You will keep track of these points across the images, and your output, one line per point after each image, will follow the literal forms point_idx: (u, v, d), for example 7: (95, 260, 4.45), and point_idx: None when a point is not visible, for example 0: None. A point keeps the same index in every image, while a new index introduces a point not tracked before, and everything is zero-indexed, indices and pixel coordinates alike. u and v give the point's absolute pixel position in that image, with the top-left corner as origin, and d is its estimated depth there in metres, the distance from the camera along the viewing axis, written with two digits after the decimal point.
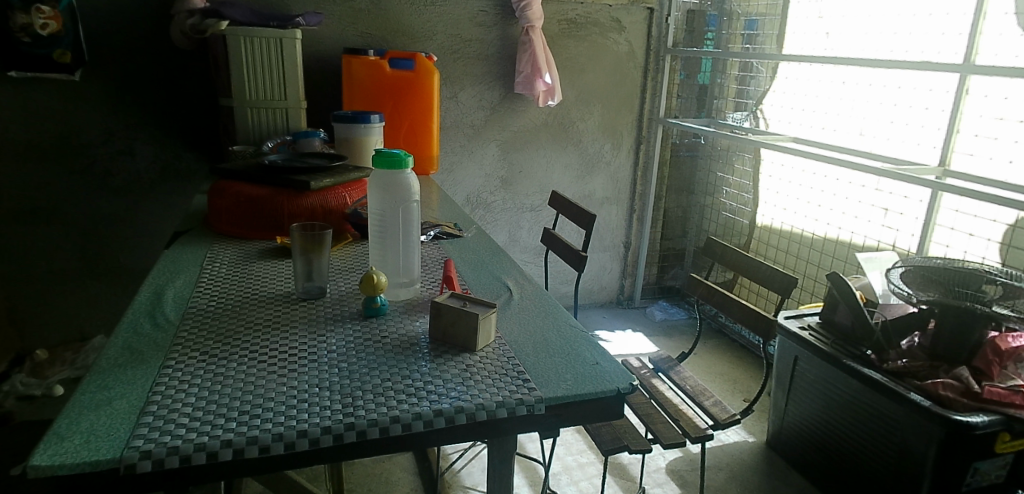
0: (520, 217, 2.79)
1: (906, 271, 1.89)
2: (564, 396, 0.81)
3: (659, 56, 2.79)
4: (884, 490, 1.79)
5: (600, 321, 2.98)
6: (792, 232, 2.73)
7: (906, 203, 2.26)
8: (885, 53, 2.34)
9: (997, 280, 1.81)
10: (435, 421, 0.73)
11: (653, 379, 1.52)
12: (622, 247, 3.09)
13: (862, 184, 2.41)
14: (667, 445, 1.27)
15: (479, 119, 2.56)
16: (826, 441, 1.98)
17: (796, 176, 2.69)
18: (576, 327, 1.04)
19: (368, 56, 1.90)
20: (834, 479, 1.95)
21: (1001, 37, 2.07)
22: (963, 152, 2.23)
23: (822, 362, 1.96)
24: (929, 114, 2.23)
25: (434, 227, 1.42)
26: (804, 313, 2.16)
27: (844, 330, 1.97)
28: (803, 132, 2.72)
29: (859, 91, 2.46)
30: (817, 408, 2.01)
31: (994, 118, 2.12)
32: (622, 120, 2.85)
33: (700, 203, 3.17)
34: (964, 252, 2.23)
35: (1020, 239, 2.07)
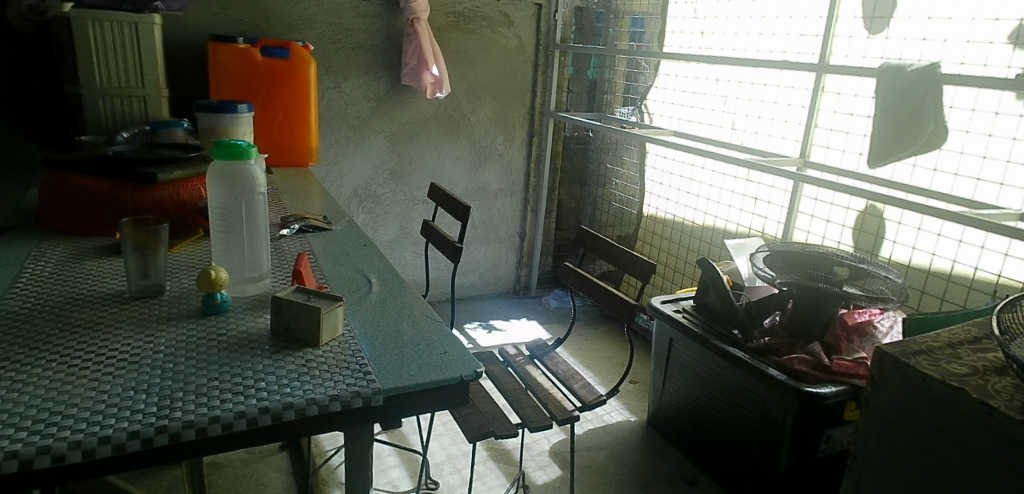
0: (411, 210, 2.77)
1: (769, 256, 2.03)
2: (403, 386, 0.82)
3: (548, 52, 2.84)
4: (748, 459, 1.92)
5: (496, 311, 3.01)
6: (674, 221, 2.87)
7: (772, 192, 2.43)
8: (753, 52, 2.49)
9: (846, 263, 1.97)
10: (260, 419, 0.71)
11: (527, 365, 1.57)
12: (517, 238, 3.14)
13: (734, 175, 2.57)
14: (534, 428, 1.31)
15: (365, 110, 2.51)
16: (698, 417, 2.10)
17: (677, 167, 2.83)
18: (431, 318, 1.05)
19: (237, 44, 1.83)
20: (707, 451, 2.07)
21: (851, 39, 2.24)
22: (821, 144, 2.41)
23: (694, 343, 2.08)
24: (791, 110, 2.40)
25: (299, 220, 1.39)
26: (680, 297, 2.28)
27: (714, 312, 2.09)
28: (682, 126, 2.86)
29: (730, 87, 2.61)
30: (690, 387, 2.12)
31: (845, 114, 2.30)
32: (514, 113, 2.88)
33: (593, 194, 3.27)
34: (822, 237, 2.43)
35: (868, 225, 2.27)
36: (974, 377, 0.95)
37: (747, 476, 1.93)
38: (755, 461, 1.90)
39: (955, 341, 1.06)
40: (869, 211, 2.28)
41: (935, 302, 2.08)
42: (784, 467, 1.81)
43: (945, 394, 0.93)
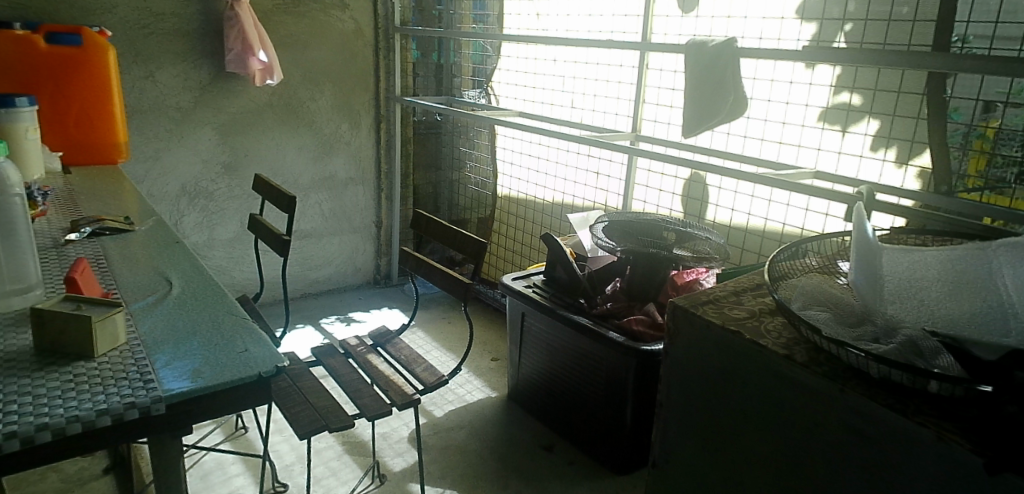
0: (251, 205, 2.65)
1: (608, 226, 2.13)
2: (189, 390, 0.78)
3: (389, 35, 2.80)
4: (597, 417, 2.03)
5: (356, 302, 2.96)
6: (527, 200, 2.95)
7: (611, 166, 2.57)
8: (585, 32, 2.59)
9: (673, 227, 2.12)
10: (5, 445, 0.66)
11: (368, 354, 1.55)
12: (374, 228, 3.08)
13: (577, 152, 2.69)
14: (371, 417, 1.29)
15: (185, 101, 2.39)
16: (551, 384, 2.18)
17: (525, 147, 2.90)
18: (238, 316, 1.00)
19: (15, 32, 1.73)
20: (562, 416, 2.16)
21: (668, 18, 2.39)
22: (649, 119, 2.55)
23: (543, 315, 2.15)
24: (622, 87, 2.53)
25: (93, 222, 1.27)
26: (531, 273, 2.35)
27: (560, 284, 2.17)
28: (527, 106, 2.93)
29: (567, 67, 2.71)
30: (542, 358, 2.20)
31: (668, 89, 2.44)
32: (358, 99, 2.82)
33: (449, 179, 3.28)
34: (656, 206, 2.59)
35: (694, 191, 2.46)
36: (749, 319, 1.07)
37: (598, 435, 2.04)
38: (603, 419, 2.01)
39: (738, 289, 1.19)
40: (694, 179, 2.46)
41: (753, 257, 2.30)
42: (630, 421, 1.94)
43: (726, 337, 1.03)
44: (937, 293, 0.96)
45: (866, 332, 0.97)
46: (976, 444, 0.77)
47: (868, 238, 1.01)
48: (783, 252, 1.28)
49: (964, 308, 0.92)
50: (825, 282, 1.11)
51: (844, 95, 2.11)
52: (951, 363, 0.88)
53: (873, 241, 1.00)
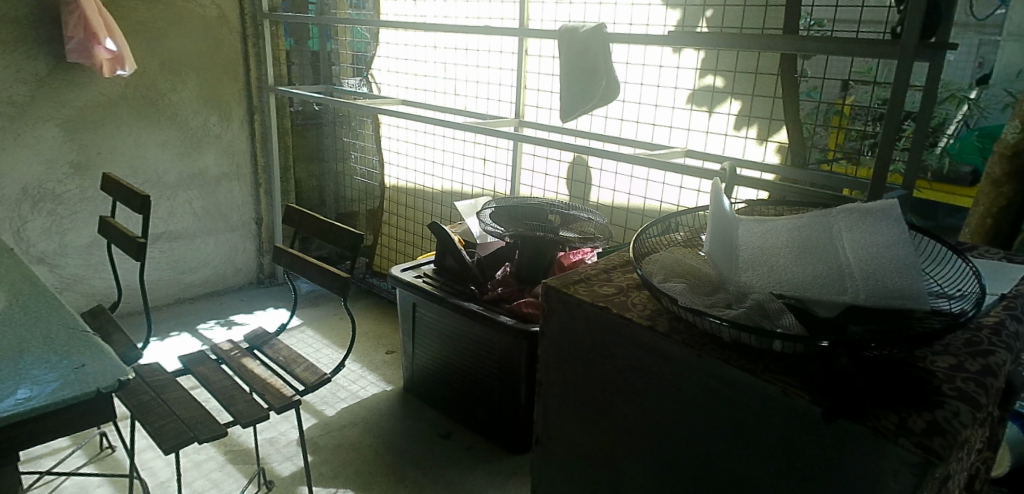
0: (101, 208, 2.54)
1: (495, 212, 2.10)
2: (19, 412, 0.80)
3: (257, 21, 2.73)
4: (493, 401, 2.05)
5: (239, 304, 2.85)
6: (415, 189, 2.92)
7: (497, 151, 2.59)
8: (463, 19, 2.58)
9: (557, 210, 2.14)
10: None
11: (243, 358, 1.49)
12: (254, 225, 3.01)
13: (463, 139, 2.69)
14: (245, 423, 1.22)
15: (21, 94, 2.25)
16: (446, 373, 2.18)
17: (410, 135, 2.87)
18: (81, 330, 1.01)
19: None
20: (458, 403, 2.16)
21: (544, 5, 2.39)
22: (531, 105, 2.52)
23: (434, 305, 2.12)
24: (503, 73, 2.54)
25: None
26: (421, 263, 2.32)
27: (450, 272, 2.15)
28: (409, 94, 2.89)
29: (447, 54, 2.69)
30: (436, 347, 2.18)
31: (548, 75, 2.44)
32: (227, 90, 2.76)
33: (333, 171, 3.20)
34: (543, 190, 2.63)
35: (578, 174, 2.52)
36: (618, 294, 1.11)
37: (494, 418, 2.06)
38: (498, 402, 2.03)
39: (608, 268, 1.24)
40: (577, 162, 2.53)
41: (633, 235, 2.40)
42: (524, 402, 1.97)
43: (595, 313, 1.06)
44: (785, 260, 1.01)
45: (721, 299, 1.01)
46: (814, 395, 0.82)
47: (725, 208, 1.05)
48: (651, 228, 1.34)
49: (808, 272, 0.97)
50: (686, 255, 1.17)
51: (709, 78, 2.23)
52: (793, 322, 0.93)
53: (729, 212, 1.04)
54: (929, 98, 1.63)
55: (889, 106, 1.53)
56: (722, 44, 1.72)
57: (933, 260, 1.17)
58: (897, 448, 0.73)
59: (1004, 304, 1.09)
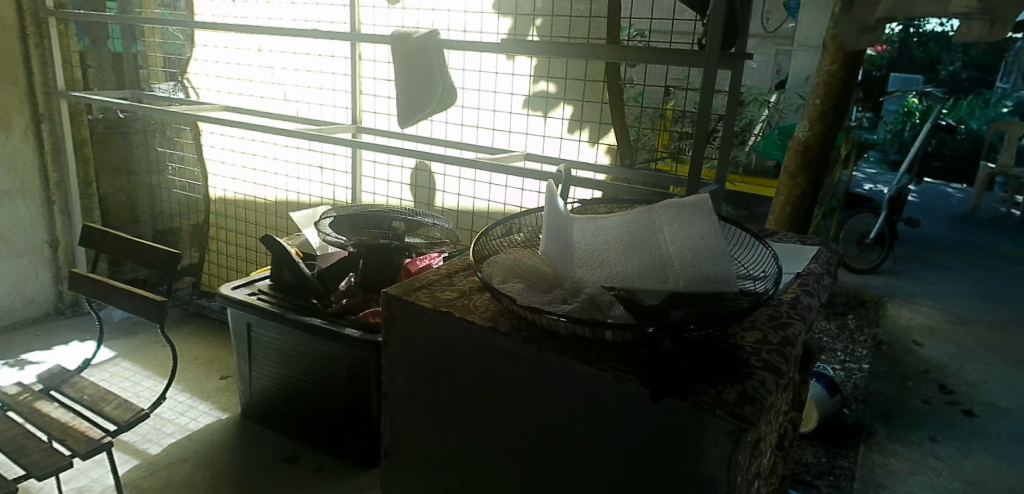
0: None
1: (335, 221, 2.01)
2: None
3: (40, 19, 2.44)
4: (341, 417, 1.96)
5: (34, 340, 2.49)
6: (245, 200, 2.77)
7: (336, 159, 2.56)
8: (290, 22, 2.49)
9: (401, 217, 2.10)
10: None
11: (37, 401, 1.36)
12: (49, 248, 2.66)
13: (297, 146, 2.62)
14: (38, 476, 1.09)
15: None
16: (289, 393, 2.05)
17: (236, 144, 2.73)
18: None
19: None
20: (305, 423, 2.05)
21: (374, 9, 2.36)
22: (368, 110, 2.46)
23: (271, 323, 1.99)
24: (336, 78, 2.48)
25: None
26: (254, 279, 2.17)
27: (289, 287, 2.03)
28: (232, 99, 2.72)
29: (274, 57, 2.57)
30: (275, 367, 2.05)
31: (384, 80, 2.39)
32: (5, 96, 2.43)
33: (147, 183, 2.95)
34: (386, 196, 2.57)
35: (421, 180, 2.51)
36: (460, 298, 1.12)
37: (344, 434, 1.97)
38: (348, 418, 1.95)
39: (449, 273, 1.25)
40: (420, 168, 2.51)
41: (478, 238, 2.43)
42: (375, 414, 1.91)
43: (438, 319, 1.06)
44: (613, 254, 1.07)
45: (557, 295, 1.05)
46: (643, 378, 0.87)
47: (559, 208, 1.10)
48: (493, 229, 1.37)
49: (633, 264, 1.04)
50: (524, 255, 1.20)
51: (542, 84, 2.33)
52: (623, 312, 0.99)
53: (563, 211, 1.09)
54: (733, 103, 1.83)
55: (699, 109, 1.68)
56: (552, 54, 1.80)
57: (740, 246, 1.31)
58: (715, 418, 0.80)
59: (798, 282, 1.25)
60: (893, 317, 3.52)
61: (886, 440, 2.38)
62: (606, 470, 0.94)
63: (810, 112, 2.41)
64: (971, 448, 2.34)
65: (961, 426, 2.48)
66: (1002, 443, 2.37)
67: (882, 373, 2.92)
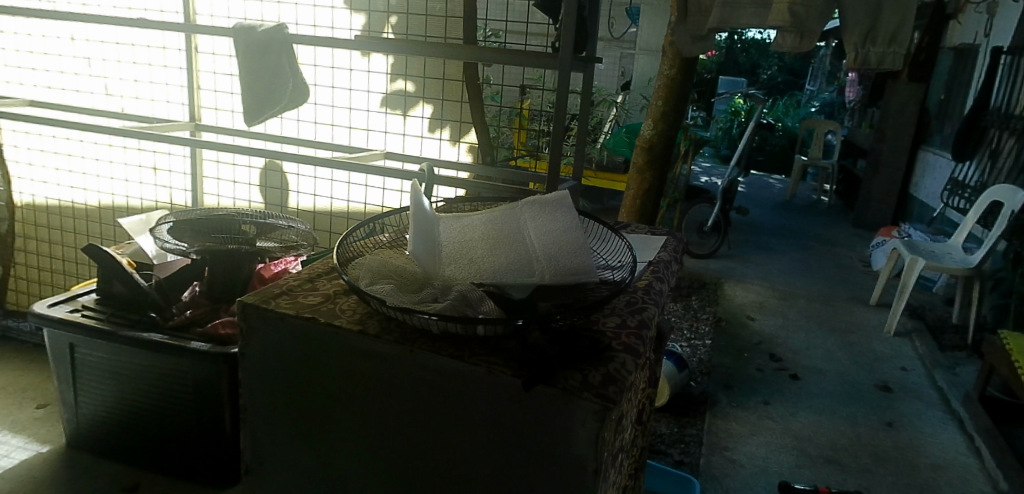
0: None
1: (175, 226, 1.84)
2: None
3: None
4: (189, 438, 1.80)
5: None
6: (61, 206, 2.50)
7: (171, 159, 2.39)
8: (109, 10, 2.27)
9: (251, 220, 1.98)
10: None
11: None
12: None
13: (122, 146, 2.42)
14: None
15: None
16: (126, 416, 1.85)
17: (47, 144, 2.47)
18: None
19: None
20: (146, 448, 1.87)
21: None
22: (208, 107, 2.29)
23: (101, 341, 1.77)
24: (169, 72, 2.29)
25: None
26: (76, 294, 1.93)
27: (121, 300, 1.81)
28: (42, 93, 2.44)
29: (90, 48, 2.33)
30: (109, 389, 1.84)
31: (224, 75, 2.24)
32: None
33: None
34: (232, 199, 2.42)
35: (271, 180, 2.39)
36: (324, 303, 1.09)
37: (193, 456, 1.82)
38: (196, 438, 1.80)
39: (310, 278, 1.21)
40: (270, 168, 2.38)
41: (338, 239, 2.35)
42: (229, 432, 1.77)
43: (300, 325, 1.02)
44: (479, 252, 1.09)
45: (427, 293, 1.04)
46: (514, 369, 0.90)
47: (424, 206, 1.09)
48: (355, 231, 1.33)
49: (499, 259, 1.07)
50: (390, 256, 1.19)
51: (399, 83, 2.31)
52: (492, 307, 1.01)
53: (428, 209, 1.09)
54: (585, 103, 1.93)
55: (555, 108, 1.75)
56: (407, 52, 1.78)
57: (597, 238, 1.40)
58: (582, 401, 0.85)
59: (650, 270, 1.35)
60: (730, 297, 3.91)
61: (728, 407, 2.65)
62: (480, 463, 0.96)
63: (653, 112, 2.62)
64: (796, 407, 2.67)
65: (787, 389, 2.82)
66: (820, 400, 2.73)
67: (722, 347, 3.23)
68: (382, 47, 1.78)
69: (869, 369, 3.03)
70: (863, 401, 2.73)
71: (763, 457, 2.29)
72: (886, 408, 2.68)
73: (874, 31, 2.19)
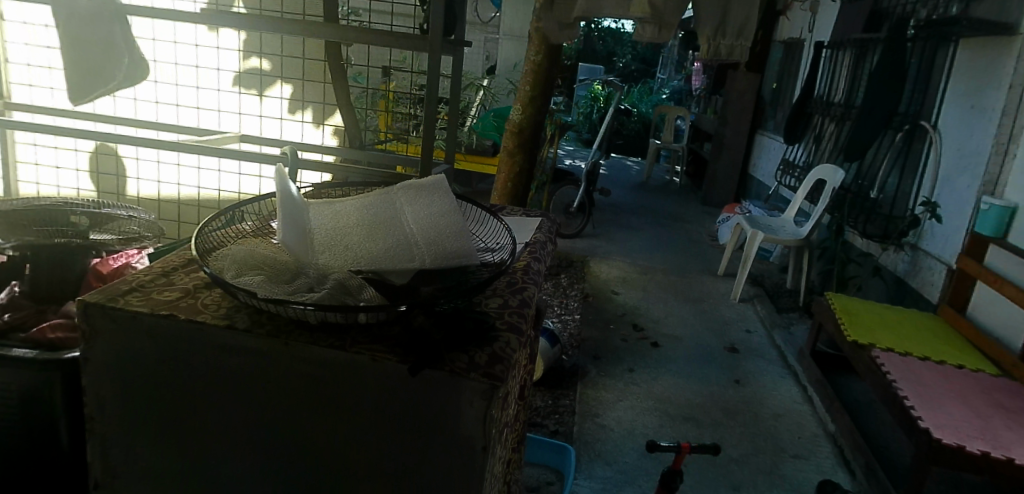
0: None
1: None
2: None
3: None
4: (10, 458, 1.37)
5: None
6: None
7: None
8: None
9: (80, 210, 1.73)
10: None
11: None
12: None
13: None
14: None
15: None
16: None
17: None
18: None
19: None
20: None
21: None
22: (21, 83, 2.20)
23: None
24: None
25: None
26: None
27: None
28: None
29: None
30: None
31: (42, 48, 2.18)
32: None
33: None
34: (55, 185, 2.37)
35: (101, 165, 2.40)
36: (184, 298, 1.00)
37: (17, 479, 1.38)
38: (21, 457, 1.36)
39: (164, 272, 1.11)
40: (102, 152, 2.39)
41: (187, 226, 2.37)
42: (66, 444, 1.36)
43: (156, 323, 0.94)
44: (356, 238, 1.06)
45: (302, 283, 0.99)
46: (399, 355, 0.89)
47: (292, 193, 1.03)
48: (213, 220, 1.24)
49: (376, 246, 1.04)
50: (256, 245, 1.11)
51: (255, 61, 2.43)
52: (373, 293, 0.99)
53: (296, 196, 1.03)
54: (456, 86, 1.93)
55: (426, 91, 1.73)
56: (265, 29, 1.67)
57: (474, 221, 1.41)
58: (469, 381, 0.86)
59: (528, 250, 1.39)
60: (596, 273, 4.12)
61: (597, 376, 2.80)
62: (363, 451, 0.94)
63: (521, 97, 2.67)
64: (658, 371, 2.88)
65: (650, 356, 3.04)
66: (678, 364, 2.98)
67: (590, 320, 3.41)
68: (235, 22, 1.66)
69: (719, 333, 3.35)
70: (715, 362, 3.01)
71: (630, 421, 2.45)
72: (734, 367, 2.97)
73: (723, 25, 2.38)
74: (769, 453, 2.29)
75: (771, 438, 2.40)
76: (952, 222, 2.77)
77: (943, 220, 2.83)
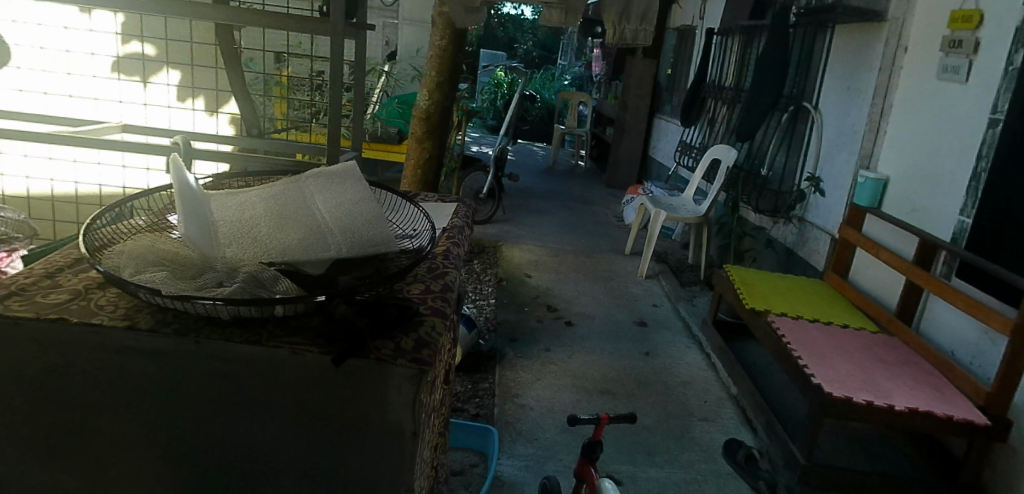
0: None
1: None
2: None
3: None
4: None
5: None
6: None
7: None
8: None
9: None
10: None
11: None
12: None
13: None
14: None
15: None
16: None
17: None
18: None
19: None
20: None
21: None
22: None
23: None
24: None
25: None
26: None
27: None
28: None
29: None
30: None
31: None
32: None
33: None
34: None
35: None
36: (75, 300, 0.93)
37: None
38: None
39: (50, 273, 1.02)
40: None
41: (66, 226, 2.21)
42: None
43: (44, 329, 0.86)
44: (262, 228, 0.99)
45: (209, 278, 0.94)
46: (322, 346, 0.87)
47: (187, 185, 0.96)
48: (99, 216, 1.14)
49: (286, 235, 0.99)
50: (153, 241, 1.04)
51: (136, 45, 2.33)
52: (289, 285, 0.95)
53: (194, 188, 0.97)
54: (361, 71, 1.88)
55: (331, 76, 1.68)
56: (151, 9, 1.54)
57: (389, 209, 1.39)
58: (396, 367, 0.86)
59: (445, 236, 1.39)
60: (509, 258, 4.17)
61: (515, 358, 2.85)
62: (282, 447, 0.91)
63: (428, 82, 2.65)
64: (573, 349, 2.98)
65: (564, 335, 3.13)
66: (592, 340, 3.08)
67: (505, 303, 3.46)
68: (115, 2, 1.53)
69: (629, 309, 3.50)
70: (626, 337, 3.15)
71: (548, 398, 2.52)
72: (644, 341, 3.12)
73: (627, 11, 2.46)
74: (679, 418, 2.43)
75: (680, 404, 2.54)
76: (833, 196, 3.03)
77: (825, 194, 3.09)
